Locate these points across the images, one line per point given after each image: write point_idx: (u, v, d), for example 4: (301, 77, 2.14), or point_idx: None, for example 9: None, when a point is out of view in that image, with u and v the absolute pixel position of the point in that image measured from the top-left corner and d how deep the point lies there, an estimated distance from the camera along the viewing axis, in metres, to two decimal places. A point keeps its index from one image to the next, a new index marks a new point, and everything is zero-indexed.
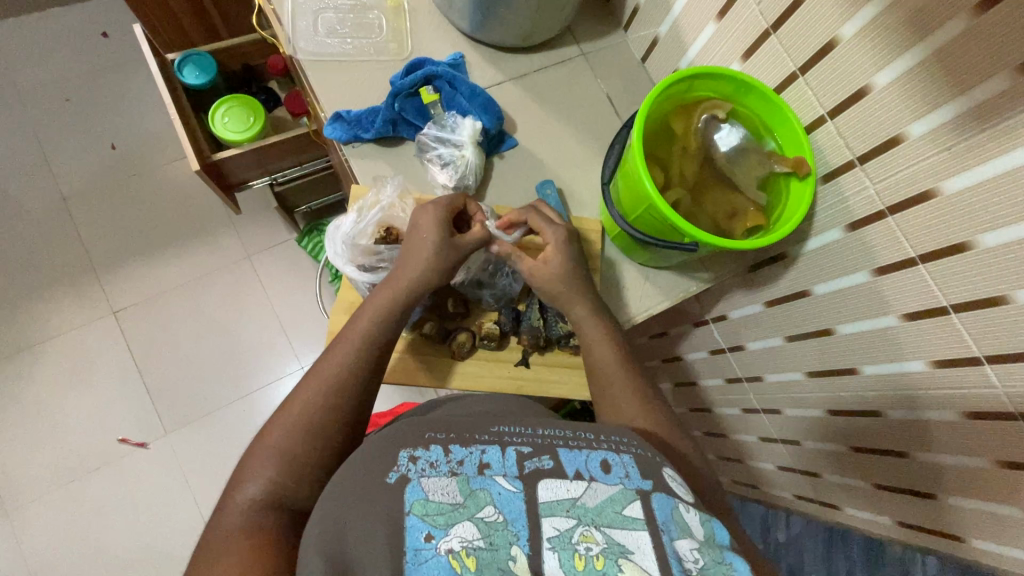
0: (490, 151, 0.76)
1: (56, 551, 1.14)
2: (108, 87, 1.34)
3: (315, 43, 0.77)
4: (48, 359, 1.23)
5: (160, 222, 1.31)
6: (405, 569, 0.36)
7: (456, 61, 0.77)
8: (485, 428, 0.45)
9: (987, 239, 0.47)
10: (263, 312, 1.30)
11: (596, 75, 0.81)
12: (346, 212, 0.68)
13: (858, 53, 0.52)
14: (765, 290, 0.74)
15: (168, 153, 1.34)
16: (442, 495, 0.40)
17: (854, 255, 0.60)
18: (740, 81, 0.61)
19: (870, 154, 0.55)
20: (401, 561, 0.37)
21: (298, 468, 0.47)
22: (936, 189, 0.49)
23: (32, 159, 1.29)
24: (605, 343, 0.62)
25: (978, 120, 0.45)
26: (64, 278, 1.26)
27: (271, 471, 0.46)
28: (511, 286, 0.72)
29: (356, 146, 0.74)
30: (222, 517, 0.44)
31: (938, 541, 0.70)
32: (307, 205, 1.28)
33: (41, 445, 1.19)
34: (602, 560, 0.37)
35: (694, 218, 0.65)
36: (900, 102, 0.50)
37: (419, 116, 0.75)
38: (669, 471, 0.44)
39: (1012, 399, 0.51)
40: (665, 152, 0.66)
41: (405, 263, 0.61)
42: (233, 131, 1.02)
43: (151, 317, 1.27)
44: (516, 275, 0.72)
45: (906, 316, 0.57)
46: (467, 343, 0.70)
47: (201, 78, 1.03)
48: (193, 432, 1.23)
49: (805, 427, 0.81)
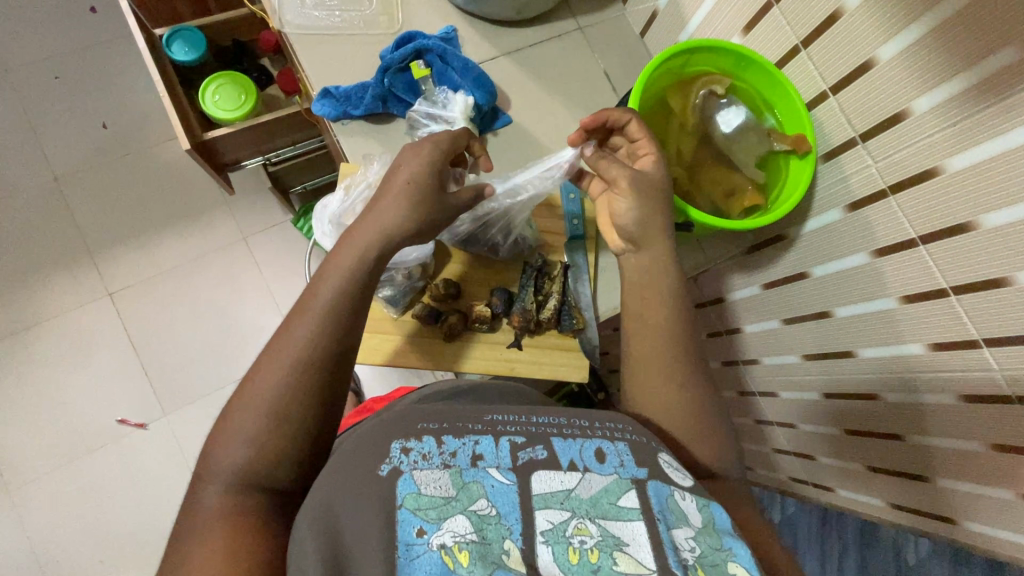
0: (484, 128, 0.75)
1: (59, 528, 1.16)
2: (97, 64, 1.31)
3: (303, 16, 0.75)
4: (45, 340, 1.22)
5: (156, 203, 1.29)
6: (398, 566, 0.36)
7: (449, 34, 0.75)
8: (479, 418, 0.44)
9: (990, 219, 0.46)
10: (260, 293, 1.30)
11: (593, 51, 0.79)
12: (335, 190, 0.69)
13: (864, 23, 0.50)
14: (762, 273, 0.73)
15: (160, 132, 1.31)
16: (434, 489, 0.39)
17: (854, 236, 0.58)
18: (739, 54, 0.59)
19: (873, 131, 0.53)
20: (394, 558, 0.36)
21: None
22: (939, 168, 0.48)
23: (24, 139, 1.27)
24: (648, 302, 0.54)
25: (986, 94, 0.43)
26: (59, 259, 1.25)
27: None
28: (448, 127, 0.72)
29: (345, 123, 0.73)
30: None
31: (931, 523, 0.71)
32: (301, 184, 1.26)
33: (42, 426, 1.19)
34: (596, 553, 0.37)
35: (692, 198, 0.64)
36: (906, 74, 0.48)
37: (411, 92, 0.73)
38: (666, 458, 0.44)
39: (1010, 382, 0.51)
40: (663, 129, 0.64)
41: (372, 203, 0.52)
42: (224, 110, 1.00)
43: (148, 299, 1.26)
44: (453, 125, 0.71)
45: (905, 299, 0.56)
46: (458, 325, 0.68)
47: (189, 54, 1.01)
48: (192, 413, 1.23)
49: (801, 410, 0.81)
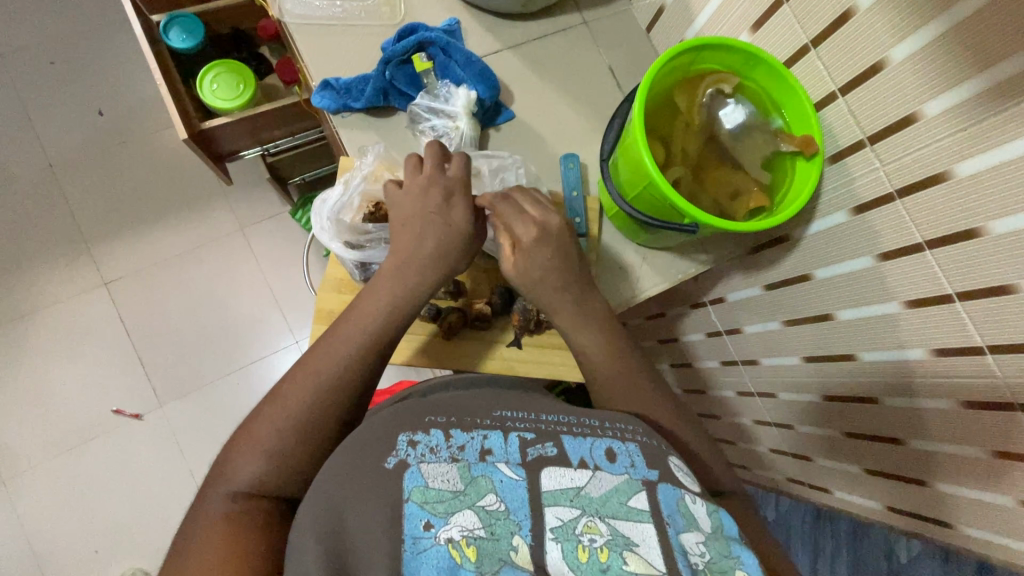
0: (486, 123, 0.74)
1: (53, 518, 1.15)
2: (92, 50, 1.29)
3: (303, 5, 0.73)
4: (39, 329, 1.21)
5: (151, 193, 1.28)
6: (404, 562, 0.35)
7: (452, 26, 0.74)
8: (486, 413, 0.44)
9: (998, 226, 0.45)
10: (257, 285, 1.29)
11: (597, 45, 0.77)
12: (334, 185, 0.68)
13: (876, 23, 0.49)
14: (765, 274, 0.73)
15: (156, 120, 1.30)
16: (442, 482, 0.39)
17: (859, 240, 0.58)
18: (748, 53, 0.58)
19: (881, 134, 0.52)
20: (400, 553, 0.36)
21: (281, 461, 0.44)
22: (948, 172, 0.47)
23: (17, 124, 1.25)
24: None
25: (997, 100, 0.42)
26: (54, 248, 1.23)
27: (259, 464, 0.44)
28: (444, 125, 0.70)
29: (345, 116, 0.72)
30: (204, 509, 0.42)
31: (927, 526, 0.71)
32: (299, 176, 1.24)
33: (36, 416, 1.19)
34: (606, 552, 0.37)
35: (695, 198, 0.63)
36: (918, 77, 0.47)
37: (412, 85, 0.72)
38: (676, 461, 0.43)
39: (1011, 389, 0.50)
40: (668, 129, 0.63)
41: None
42: (221, 99, 0.98)
43: (144, 289, 1.25)
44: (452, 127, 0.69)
45: (912, 303, 0.56)
46: (457, 323, 0.67)
47: (186, 42, 0.99)
48: (187, 404, 1.23)
49: (799, 411, 0.81)
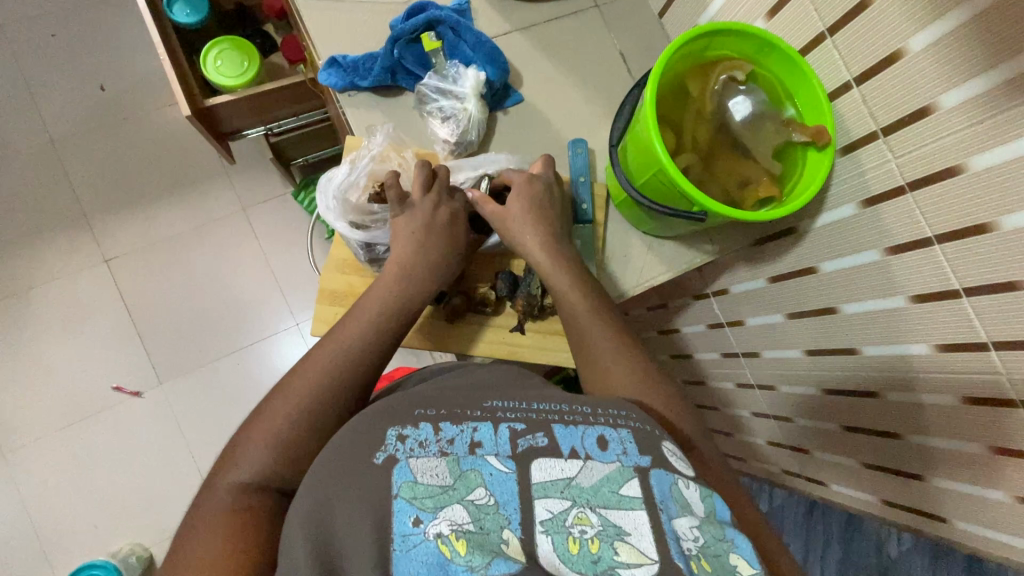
0: (494, 105, 0.73)
1: (51, 493, 1.16)
2: (94, 23, 1.27)
3: None
4: (39, 305, 1.21)
5: (153, 170, 1.27)
6: (393, 558, 0.35)
7: (462, 5, 0.73)
8: (478, 404, 0.44)
9: (1009, 221, 0.45)
10: (258, 266, 1.28)
11: (609, 29, 0.76)
12: (340, 163, 0.67)
13: (894, 13, 0.48)
14: (767, 265, 0.73)
15: (160, 96, 1.28)
16: (431, 477, 0.39)
17: (866, 233, 0.58)
18: (763, 40, 0.57)
19: (894, 125, 0.52)
20: (389, 548, 0.36)
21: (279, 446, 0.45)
22: (961, 166, 0.47)
23: (18, 98, 1.24)
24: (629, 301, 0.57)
25: (1010, 94, 0.42)
26: (54, 224, 1.23)
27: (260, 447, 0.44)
28: (450, 109, 0.69)
29: (352, 95, 0.71)
30: (207, 496, 0.42)
31: (922, 520, 0.72)
32: (303, 157, 1.23)
33: (36, 391, 1.19)
34: (597, 544, 0.37)
35: (704, 186, 0.62)
36: (935, 69, 0.47)
37: (420, 64, 0.71)
38: (669, 446, 0.43)
39: (1014, 385, 0.50)
40: (678, 115, 0.62)
41: None
42: (225, 76, 0.97)
43: (145, 266, 1.25)
44: (461, 113, 0.69)
45: (916, 298, 0.56)
46: (461, 307, 0.68)
47: (190, 17, 0.98)
48: (187, 384, 1.23)
49: (797, 405, 0.81)
